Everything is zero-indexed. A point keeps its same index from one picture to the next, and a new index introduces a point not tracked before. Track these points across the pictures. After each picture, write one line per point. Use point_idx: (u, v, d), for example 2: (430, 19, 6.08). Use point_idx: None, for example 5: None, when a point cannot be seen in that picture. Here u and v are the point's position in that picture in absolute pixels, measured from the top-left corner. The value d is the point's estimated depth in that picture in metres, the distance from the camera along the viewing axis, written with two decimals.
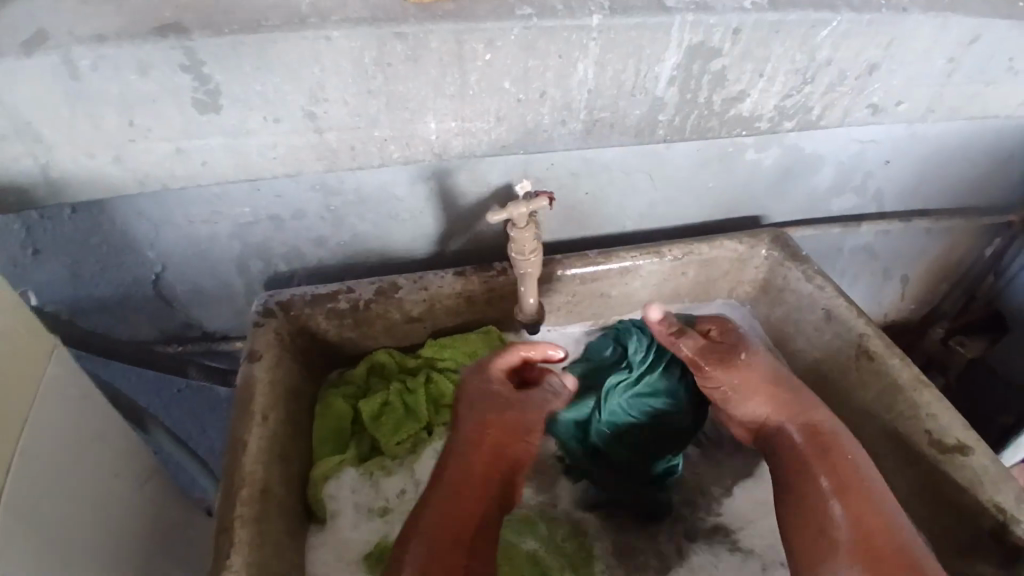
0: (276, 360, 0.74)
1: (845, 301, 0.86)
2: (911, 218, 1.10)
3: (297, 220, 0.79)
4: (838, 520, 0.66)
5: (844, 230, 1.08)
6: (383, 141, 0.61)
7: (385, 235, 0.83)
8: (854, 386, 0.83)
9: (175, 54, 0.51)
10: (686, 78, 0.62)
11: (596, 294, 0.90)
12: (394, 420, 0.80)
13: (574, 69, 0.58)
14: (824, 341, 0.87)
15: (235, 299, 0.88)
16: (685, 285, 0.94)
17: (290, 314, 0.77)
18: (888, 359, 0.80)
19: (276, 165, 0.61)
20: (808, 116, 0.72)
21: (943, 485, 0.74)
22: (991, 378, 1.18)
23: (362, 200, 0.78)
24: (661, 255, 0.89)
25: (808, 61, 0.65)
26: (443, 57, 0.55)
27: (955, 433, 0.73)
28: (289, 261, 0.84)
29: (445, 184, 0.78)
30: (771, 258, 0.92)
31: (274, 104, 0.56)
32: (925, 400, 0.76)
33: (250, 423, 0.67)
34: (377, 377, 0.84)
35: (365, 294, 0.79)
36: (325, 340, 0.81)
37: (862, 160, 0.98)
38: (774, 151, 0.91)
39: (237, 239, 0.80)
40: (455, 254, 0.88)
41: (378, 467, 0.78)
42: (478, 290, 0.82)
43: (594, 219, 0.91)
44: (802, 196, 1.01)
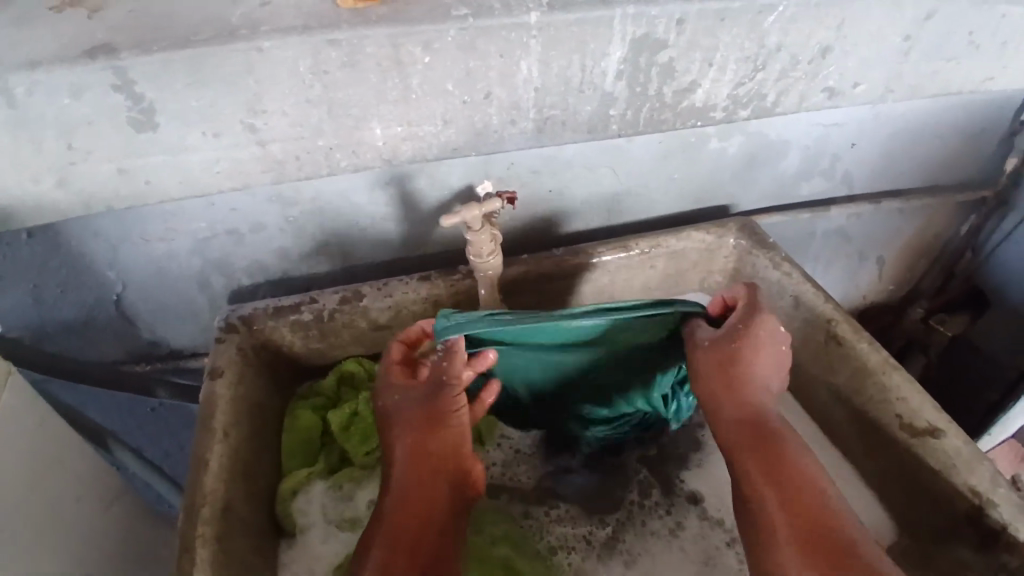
0: (239, 377, 0.73)
1: (812, 286, 0.86)
2: (880, 199, 1.10)
3: (255, 234, 0.78)
4: (777, 511, 0.60)
5: (813, 214, 1.08)
6: (328, 150, 0.60)
7: (347, 243, 0.82)
8: (825, 371, 0.83)
9: (106, 74, 0.50)
10: (634, 72, 0.62)
11: (566, 292, 0.90)
12: (363, 430, 0.79)
13: (518, 68, 0.58)
14: (794, 328, 0.87)
15: (201, 315, 0.86)
16: (655, 278, 0.94)
17: (253, 328, 0.76)
18: (858, 343, 0.79)
19: (223, 180, 0.60)
20: (763, 102, 0.72)
21: (916, 467, 0.74)
22: (972, 357, 1.19)
23: (320, 209, 0.77)
24: (628, 249, 0.89)
25: (758, 48, 0.65)
26: (381, 63, 0.54)
27: (924, 415, 0.73)
28: (252, 275, 0.83)
29: (404, 189, 0.77)
30: (739, 247, 0.92)
31: (213, 117, 0.55)
32: (894, 382, 0.76)
33: (211, 442, 0.66)
34: (348, 387, 0.83)
35: (328, 304, 0.78)
36: (292, 354, 0.81)
37: (827, 143, 0.98)
38: (737, 139, 0.91)
39: (196, 256, 0.79)
40: (420, 259, 0.87)
41: (347, 478, 0.77)
42: (445, 294, 0.81)
43: (560, 217, 0.91)
44: (770, 182, 1.01)
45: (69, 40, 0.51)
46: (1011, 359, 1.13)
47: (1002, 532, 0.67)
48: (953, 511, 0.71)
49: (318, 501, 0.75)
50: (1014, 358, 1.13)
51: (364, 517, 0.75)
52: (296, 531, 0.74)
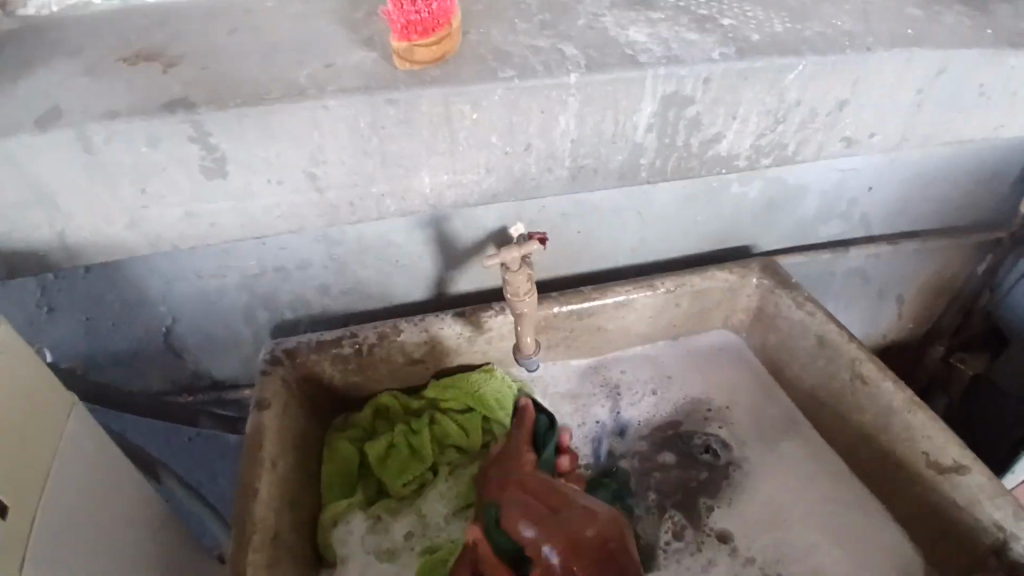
0: (283, 408, 0.76)
1: (836, 325, 0.88)
2: (898, 240, 1.13)
3: (300, 270, 0.82)
4: None
5: (833, 255, 1.11)
6: (380, 196, 0.65)
7: (386, 280, 0.86)
8: (851, 409, 0.85)
9: (185, 127, 0.56)
10: (664, 125, 0.66)
11: (594, 328, 0.93)
12: (399, 461, 0.80)
13: (557, 122, 0.62)
14: (818, 367, 0.89)
15: (244, 348, 0.90)
16: (680, 317, 0.97)
17: (297, 361, 0.80)
18: (882, 383, 0.81)
19: (280, 222, 0.65)
20: (784, 152, 0.76)
21: (944, 506, 0.75)
22: (992, 393, 1.19)
23: (362, 248, 0.82)
24: (654, 288, 0.92)
25: (779, 102, 0.69)
26: (432, 118, 0.59)
27: (948, 453, 0.74)
28: (294, 309, 0.87)
29: (442, 230, 0.82)
30: (761, 287, 0.94)
31: (279, 167, 0.60)
32: (919, 421, 0.77)
33: (258, 470, 0.69)
34: (384, 420, 0.85)
35: (368, 339, 0.82)
36: (332, 386, 0.84)
37: (844, 188, 1.02)
38: (757, 184, 0.95)
39: (243, 291, 0.83)
40: (454, 296, 0.91)
41: (385, 509, 0.78)
42: (479, 330, 0.85)
43: (588, 258, 0.95)
44: (791, 224, 1.04)
45: (152, 95, 0.57)
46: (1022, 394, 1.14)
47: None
48: (982, 548, 0.72)
49: (356, 532, 0.76)
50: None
51: (400, 549, 0.76)
52: (334, 562, 0.75)
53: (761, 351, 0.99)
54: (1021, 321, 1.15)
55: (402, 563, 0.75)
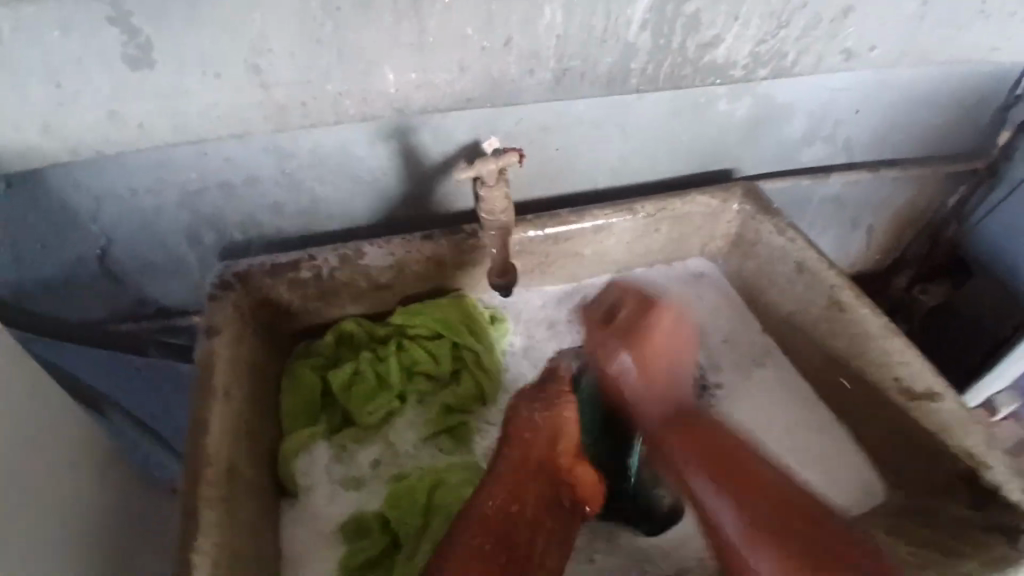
0: (235, 336, 0.70)
1: (817, 252, 0.85)
2: (879, 167, 1.11)
3: (249, 186, 0.74)
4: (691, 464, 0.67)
5: (813, 181, 1.08)
6: (336, 97, 0.56)
7: (346, 198, 0.79)
8: (826, 335, 0.84)
9: (99, 4, 0.46)
10: (659, 22, 0.59)
11: (570, 253, 0.88)
12: (365, 389, 0.76)
13: (540, 13, 0.55)
14: (795, 295, 0.87)
15: (191, 273, 0.83)
16: (658, 242, 0.93)
17: (249, 285, 0.73)
18: (859, 309, 0.79)
19: (221, 126, 0.56)
20: (782, 62, 0.70)
21: (916, 430, 0.76)
22: (956, 321, 1.22)
23: (318, 161, 0.73)
24: (634, 211, 0.87)
25: (783, 3, 0.62)
26: (396, 2, 0.51)
27: (924, 379, 0.74)
28: (245, 229, 0.79)
29: (408, 142, 0.74)
30: (743, 212, 0.91)
31: (213, 57, 0.51)
32: (896, 347, 0.76)
33: (209, 403, 0.64)
34: (346, 347, 0.80)
35: (328, 262, 0.76)
36: (290, 312, 0.78)
37: (832, 109, 0.97)
38: (745, 101, 0.89)
39: (186, 209, 0.75)
40: (422, 219, 0.84)
41: (351, 438, 0.74)
42: (449, 253, 0.79)
43: (565, 178, 0.88)
44: (775, 147, 1.00)
45: None
46: (994, 322, 1.16)
47: (998, 493, 0.68)
48: (948, 470, 0.74)
49: (320, 462, 0.73)
50: (999, 322, 1.15)
51: (367, 478, 0.73)
52: (297, 492, 0.72)
53: (738, 278, 0.96)
54: (986, 254, 1.14)
55: (370, 491, 0.72)
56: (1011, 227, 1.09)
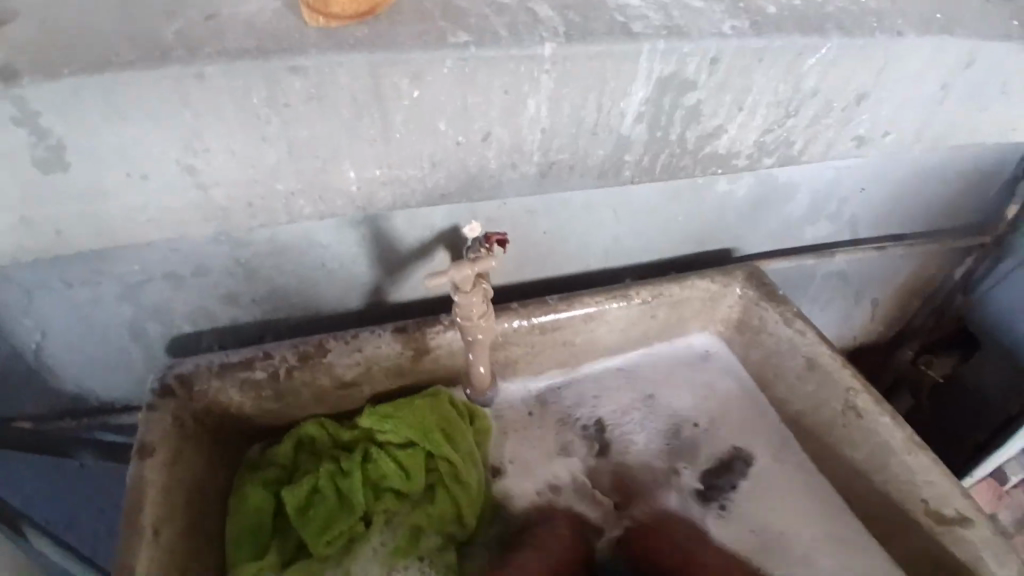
0: (175, 454, 0.62)
1: (827, 345, 0.78)
2: (884, 244, 1.05)
3: (199, 277, 0.66)
4: None
5: (817, 259, 1.02)
6: (289, 196, 0.50)
7: (310, 287, 0.71)
8: (842, 441, 0.76)
9: (2, 103, 0.39)
10: (655, 113, 0.53)
11: (559, 342, 0.80)
12: (323, 512, 0.66)
13: (524, 106, 0.48)
14: (805, 392, 0.80)
15: (135, 367, 0.74)
16: (654, 329, 0.85)
17: (194, 389, 0.65)
18: (879, 417, 0.72)
19: (155, 230, 0.49)
20: (788, 150, 0.64)
21: (947, 562, 0.66)
22: (964, 395, 1.14)
23: (277, 250, 0.66)
24: (628, 298, 0.80)
25: (792, 93, 0.57)
26: (357, 96, 0.44)
27: (953, 503, 0.66)
28: (195, 322, 0.71)
29: (379, 229, 0.67)
30: (745, 298, 0.84)
31: (143, 159, 0.44)
32: (920, 463, 0.69)
33: (137, 544, 0.55)
34: (307, 455, 0.71)
35: (287, 361, 0.68)
36: (242, 415, 0.69)
37: (837, 187, 0.92)
38: (746, 181, 0.83)
39: (127, 302, 0.66)
40: (395, 306, 0.77)
41: (304, 573, 0.63)
42: (424, 348, 0.72)
43: (553, 260, 0.81)
44: (777, 226, 0.94)
45: None
46: (1002, 401, 1.08)
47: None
48: None
49: None
50: (1006, 402, 1.08)
51: None
52: None
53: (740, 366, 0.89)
54: (990, 326, 1.09)
55: None
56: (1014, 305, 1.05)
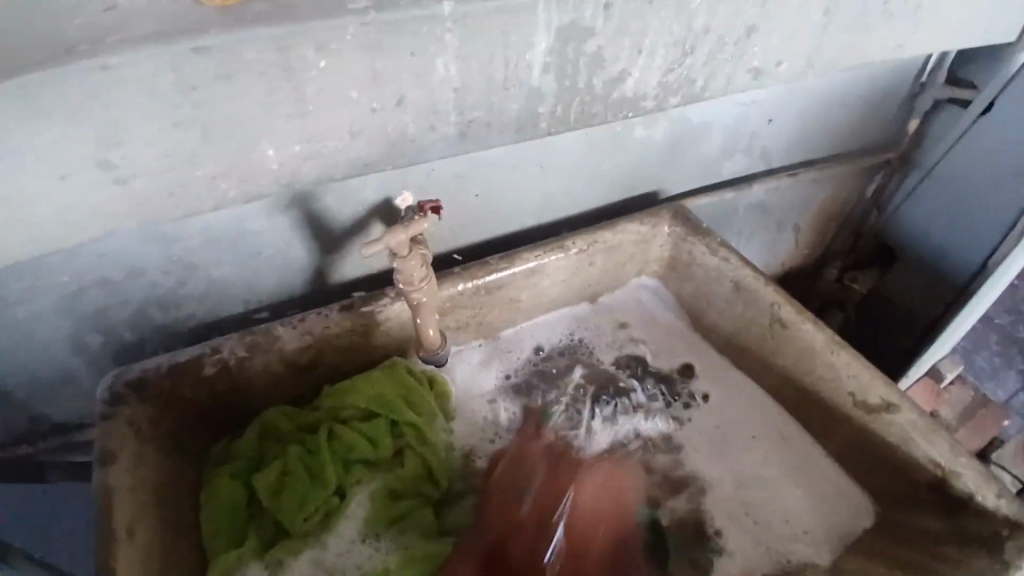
0: (136, 458, 0.61)
1: (751, 269, 0.84)
2: (796, 170, 1.12)
3: (133, 281, 0.65)
4: None
5: (736, 193, 1.08)
6: (210, 180, 0.50)
7: (250, 278, 0.71)
8: (773, 353, 0.82)
9: None
10: (561, 62, 0.56)
11: (505, 301, 0.83)
12: (296, 492, 0.67)
13: (432, 67, 0.50)
14: (736, 313, 0.86)
15: (83, 382, 0.73)
16: (595, 276, 0.89)
17: (145, 393, 0.64)
18: (801, 324, 0.79)
19: (79, 232, 0.48)
20: (692, 88, 0.68)
21: (879, 447, 0.74)
22: (890, 306, 1.24)
23: (211, 243, 0.66)
24: (566, 249, 0.83)
25: (686, 31, 0.60)
26: (265, 70, 0.45)
27: (877, 390, 0.73)
28: (136, 328, 0.70)
29: (311, 210, 0.68)
30: (674, 234, 0.89)
31: (61, 159, 0.44)
32: (843, 360, 0.75)
33: (110, 551, 0.55)
34: (273, 442, 0.72)
35: (236, 353, 0.68)
36: (200, 412, 0.69)
37: (745, 122, 0.97)
38: (661, 124, 0.87)
39: (63, 315, 0.65)
40: (340, 286, 0.77)
41: (285, 551, 0.65)
42: (374, 322, 0.73)
43: (489, 223, 0.83)
44: (695, 165, 0.99)
45: None
46: (920, 306, 1.19)
47: (969, 500, 0.67)
48: (915, 485, 0.72)
49: None
50: (927, 306, 1.18)
51: None
52: None
53: (677, 301, 0.94)
54: (904, 238, 1.19)
55: None
56: (937, 216, 1.12)
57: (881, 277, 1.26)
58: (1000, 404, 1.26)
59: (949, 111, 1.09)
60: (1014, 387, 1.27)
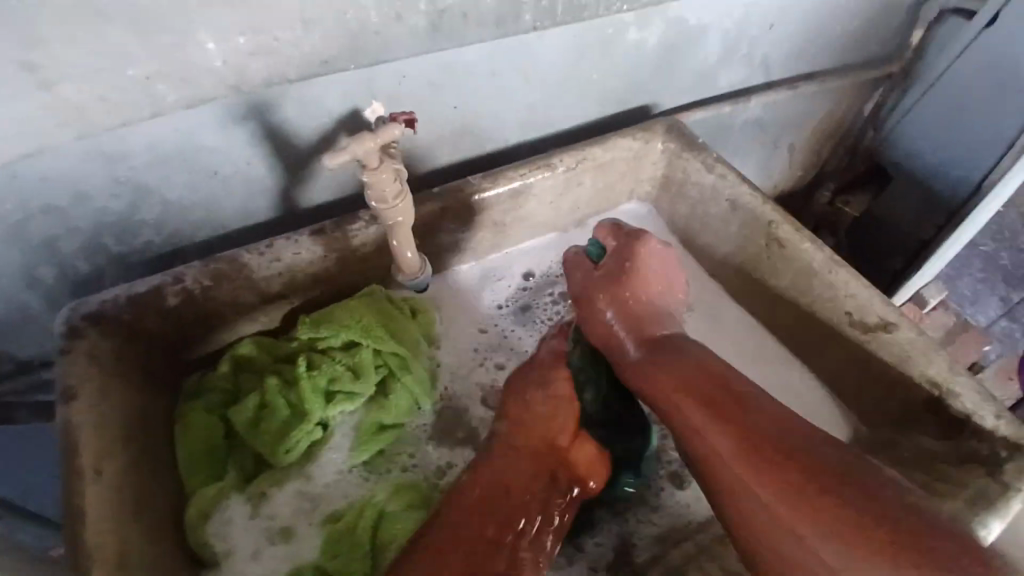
0: (101, 392, 0.58)
1: (749, 185, 0.79)
2: (797, 83, 1.04)
3: (80, 206, 0.60)
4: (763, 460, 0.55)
5: (733, 107, 1.00)
6: None
7: (210, 201, 0.65)
8: (769, 274, 0.79)
9: None
10: None
11: (488, 223, 0.78)
12: (275, 425, 0.65)
13: None
14: (732, 233, 0.82)
15: (40, 319, 0.68)
16: (583, 197, 0.84)
17: (105, 326, 0.60)
18: (800, 242, 0.75)
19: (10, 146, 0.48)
20: None
21: (876, 368, 0.72)
22: (878, 230, 1.16)
23: (162, 161, 0.59)
24: (553, 166, 0.78)
25: None
26: None
27: (877, 309, 0.71)
28: (90, 258, 0.64)
29: (272, 123, 0.61)
30: (668, 150, 0.83)
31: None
32: (843, 279, 0.73)
33: (79, 488, 0.52)
34: (247, 374, 0.68)
35: (201, 282, 0.63)
36: (167, 346, 0.65)
37: (745, 26, 0.89)
38: (657, 27, 0.79)
39: (7, 245, 0.59)
40: (310, 210, 0.72)
41: (269, 483, 0.63)
42: (348, 247, 0.68)
43: (469, 140, 0.77)
44: (691, 76, 0.91)
45: None
46: (911, 227, 1.11)
47: (966, 420, 0.66)
48: (912, 405, 0.71)
49: (236, 521, 0.62)
50: (917, 227, 1.11)
51: (296, 524, 0.63)
52: (215, 560, 0.60)
53: (670, 223, 0.89)
54: (898, 156, 1.11)
55: (303, 540, 0.62)
56: (929, 130, 1.05)
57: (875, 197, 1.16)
58: (980, 329, 1.09)
59: (949, 23, 1.01)
60: (997, 312, 1.09)
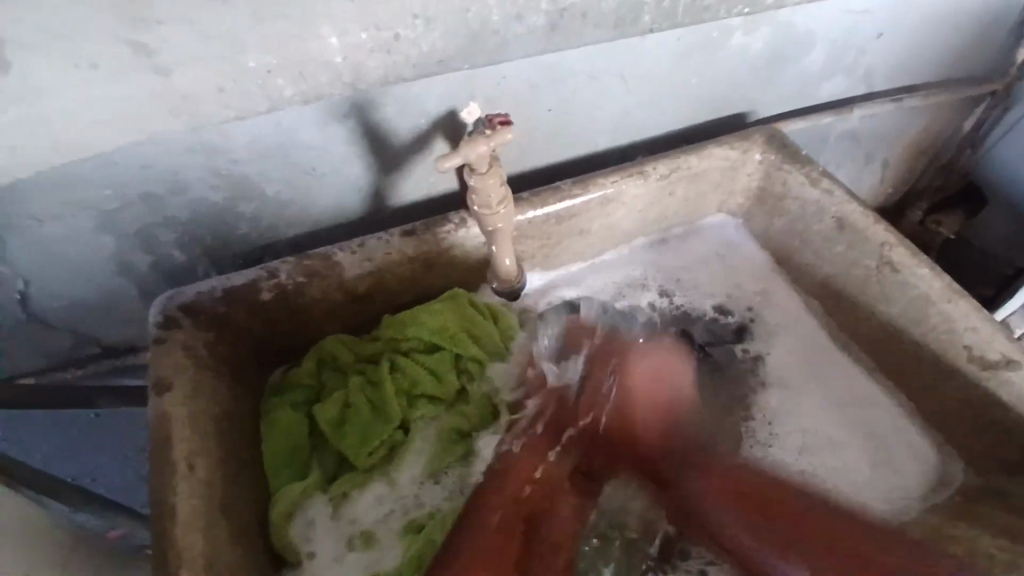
0: (193, 384, 0.58)
1: (858, 204, 0.73)
2: (899, 95, 0.93)
3: (179, 198, 0.60)
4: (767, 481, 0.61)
5: (835, 119, 0.91)
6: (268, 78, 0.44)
7: (302, 196, 0.65)
8: (875, 301, 0.73)
9: None
10: None
11: (575, 231, 0.76)
12: (360, 425, 0.64)
13: None
14: (835, 254, 0.76)
15: (132, 304, 0.70)
16: (673, 207, 0.80)
17: (199, 317, 0.61)
18: (916, 269, 0.69)
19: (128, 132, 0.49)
20: None
21: (989, 404, 0.66)
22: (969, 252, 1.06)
23: (261, 155, 0.60)
24: (646, 175, 0.74)
25: None
26: None
27: (1004, 347, 0.64)
28: (185, 250, 0.65)
29: (369, 120, 0.60)
30: (767, 162, 0.78)
31: (103, 49, 0.44)
32: (966, 312, 0.66)
33: (172, 482, 0.53)
34: (331, 372, 0.68)
35: (292, 278, 0.63)
36: (256, 338, 0.66)
37: (857, 31, 0.81)
38: (764, 32, 0.75)
39: (111, 231, 0.61)
40: (398, 211, 0.71)
41: (348, 486, 0.63)
42: (437, 249, 0.67)
43: (558, 143, 0.74)
44: (792, 84, 0.84)
45: None
46: (1004, 251, 1.02)
47: None
48: None
49: (318, 521, 0.62)
50: (1011, 252, 1.01)
51: (377, 530, 0.62)
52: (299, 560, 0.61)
53: (761, 238, 0.84)
54: (997, 181, 0.97)
55: (383, 547, 0.62)
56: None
57: (969, 220, 1.05)
58: None
59: None
60: None
